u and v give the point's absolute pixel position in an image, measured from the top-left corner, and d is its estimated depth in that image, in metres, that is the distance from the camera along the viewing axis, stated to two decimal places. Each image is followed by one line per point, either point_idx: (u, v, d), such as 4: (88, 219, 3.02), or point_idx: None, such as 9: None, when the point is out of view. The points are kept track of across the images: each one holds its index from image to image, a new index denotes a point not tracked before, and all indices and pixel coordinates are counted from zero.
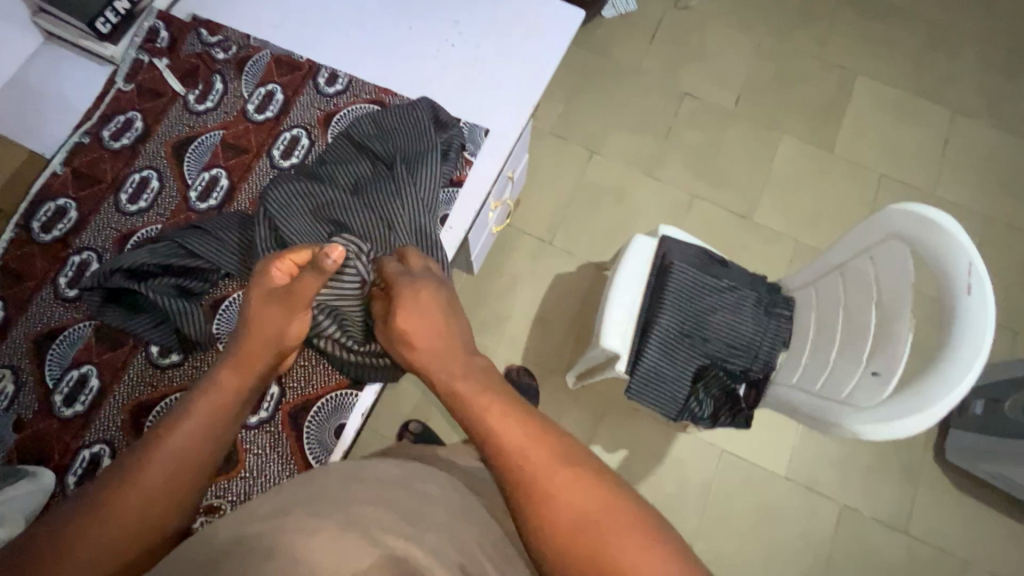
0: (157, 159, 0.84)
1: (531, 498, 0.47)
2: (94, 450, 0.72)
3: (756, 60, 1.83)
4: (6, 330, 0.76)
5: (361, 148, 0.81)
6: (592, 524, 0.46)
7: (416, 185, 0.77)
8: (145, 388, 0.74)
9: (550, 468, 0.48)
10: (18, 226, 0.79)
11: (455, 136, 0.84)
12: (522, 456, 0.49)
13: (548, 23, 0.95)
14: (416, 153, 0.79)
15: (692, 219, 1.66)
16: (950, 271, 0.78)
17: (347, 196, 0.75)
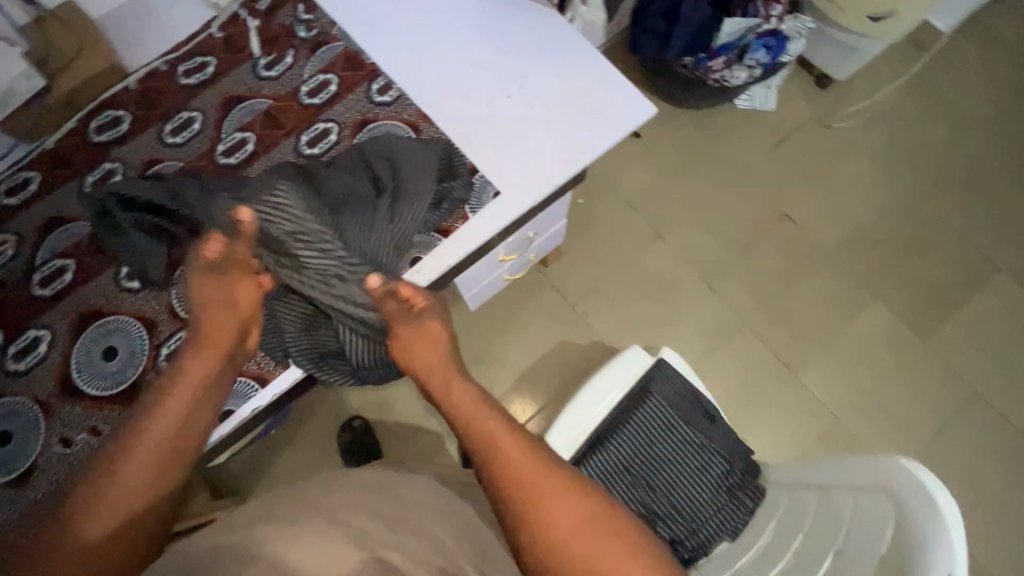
0: (208, 105, 0.91)
1: (534, 514, 0.57)
2: (38, 333, 0.80)
3: (882, 210, 1.61)
4: (31, 204, 0.87)
5: (365, 165, 0.82)
6: (579, 525, 0.57)
7: (391, 221, 0.78)
8: (101, 300, 0.81)
9: (541, 484, 0.59)
10: (79, 121, 0.89)
11: (456, 189, 0.83)
12: (527, 487, 0.59)
13: (611, 108, 0.90)
14: (408, 191, 0.79)
15: (729, 346, 1.51)
16: (918, 569, 0.61)
17: (321, 213, 0.77)
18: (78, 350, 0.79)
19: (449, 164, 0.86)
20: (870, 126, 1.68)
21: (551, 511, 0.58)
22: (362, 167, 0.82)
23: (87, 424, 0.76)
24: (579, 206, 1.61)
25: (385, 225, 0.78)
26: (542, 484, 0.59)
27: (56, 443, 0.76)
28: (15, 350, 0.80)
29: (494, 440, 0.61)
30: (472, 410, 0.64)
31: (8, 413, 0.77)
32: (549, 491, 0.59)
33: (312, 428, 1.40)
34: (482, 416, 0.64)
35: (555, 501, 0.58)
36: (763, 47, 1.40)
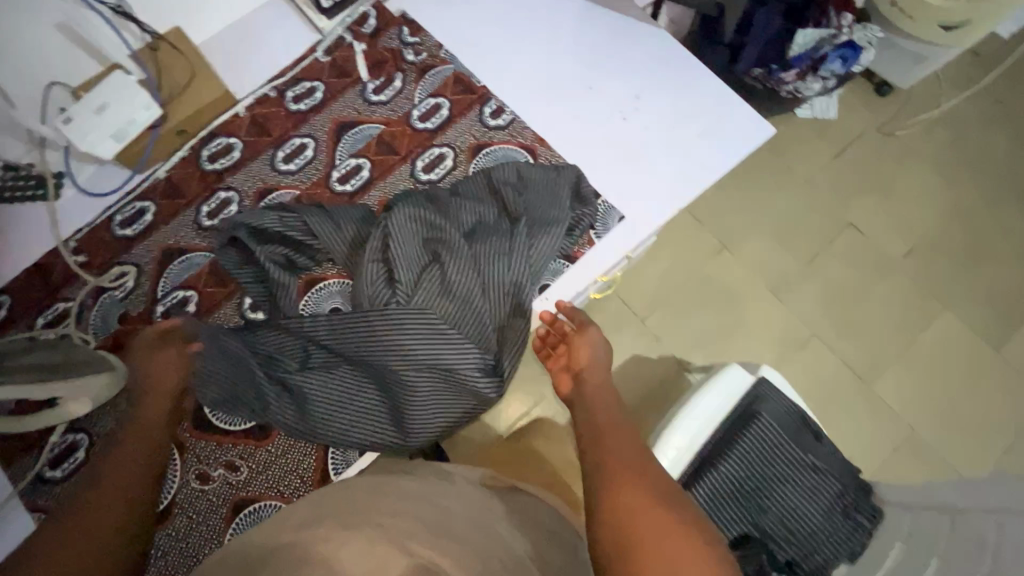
0: (319, 131, 0.90)
1: (609, 493, 0.55)
2: None
3: (948, 218, 1.60)
4: (148, 233, 0.86)
5: (494, 192, 0.81)
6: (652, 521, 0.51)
7: (529, 249, 0.77)
8: None
9: (628, 473, 0.56)
10: (191, 149, 0.89)
11: (586, 215, 0.81)
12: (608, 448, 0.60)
13: (728, 129, 0.89)
14: (543, 219, 0.78)
15: (801, 358, 1.50)
16: None
17: (459, 239, 0.77)
18: None
19: (576, 189, 0.83)
20: (933, 134, 1.67)
21: (625, 500, 0.54)
22: (487, 198, 0.80)
23: (223, 460, 0.75)
24: None
25: (517, 256, 0.76)
26: (628, 473, 0.56)
27: (193, 480, 0.75)
28: None
29: (609, 426, 0.64)
30: (597, 404, 0.68)
31: None
32: (631, 482, 0.55)
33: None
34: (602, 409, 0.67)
35: (629, 493, 0.54)
36: (839, 58, 1.38)
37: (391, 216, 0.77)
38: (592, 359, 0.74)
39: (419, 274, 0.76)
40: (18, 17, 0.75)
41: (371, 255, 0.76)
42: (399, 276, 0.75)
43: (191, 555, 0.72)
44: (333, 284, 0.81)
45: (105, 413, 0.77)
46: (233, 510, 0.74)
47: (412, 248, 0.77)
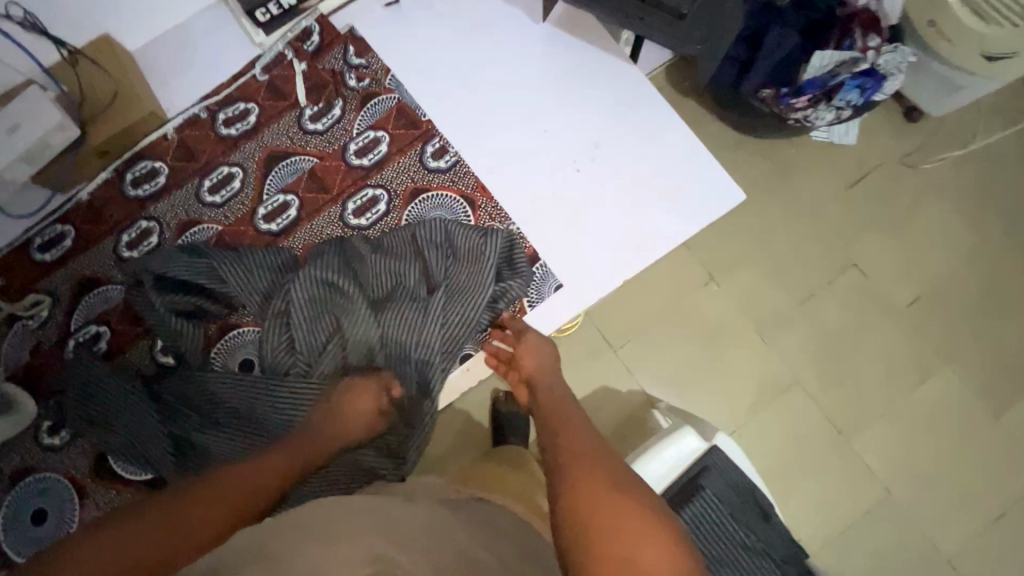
0: (249, 161, 0.84)
1: (572, 488, 0.54)
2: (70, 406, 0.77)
3: (963, 265, 1.47)
4: (65, 260, 0.82)
5: (417, 252, 0.74)
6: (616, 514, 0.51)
7: (442, 323, 0.72)
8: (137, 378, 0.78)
9: (588, 471, 0.55)
10: (115, 172, 0.84)
11: (510, 288, 0.75)
12: (573, 454, 0.58)
13: (691, 191, 0.80)
14: (462, 290, 0.73)
15: (779, 405, 1.42)
16: None
17: (365, 310, 0.72)
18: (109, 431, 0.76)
19: (509, 254, 0.76)
20: (960, 169, 1.51)
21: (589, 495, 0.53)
22: (407, 258, 0.74)
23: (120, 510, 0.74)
24: None
25: (428, 331, 0.71)
26: (591, 467, 0.55)
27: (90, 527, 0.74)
28: (48, 424, 0.77)
29: (568, 429, 0.62)
30: (551, 406, 0.66)
31: (43, 491, 0.75)
32: (593, 475, 0.55)
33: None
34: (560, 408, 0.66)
35: (591, 487, 0.53)
36: (857, 88, 1.22)
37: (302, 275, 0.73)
38: (542, 361, 0.72)
39: (323, 343, 0.72)
40: None
41: (278, 313, 0.73)
42: (303, 341, 0.72)
43: None
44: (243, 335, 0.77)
45: (8, 450, 0.76)
46: None
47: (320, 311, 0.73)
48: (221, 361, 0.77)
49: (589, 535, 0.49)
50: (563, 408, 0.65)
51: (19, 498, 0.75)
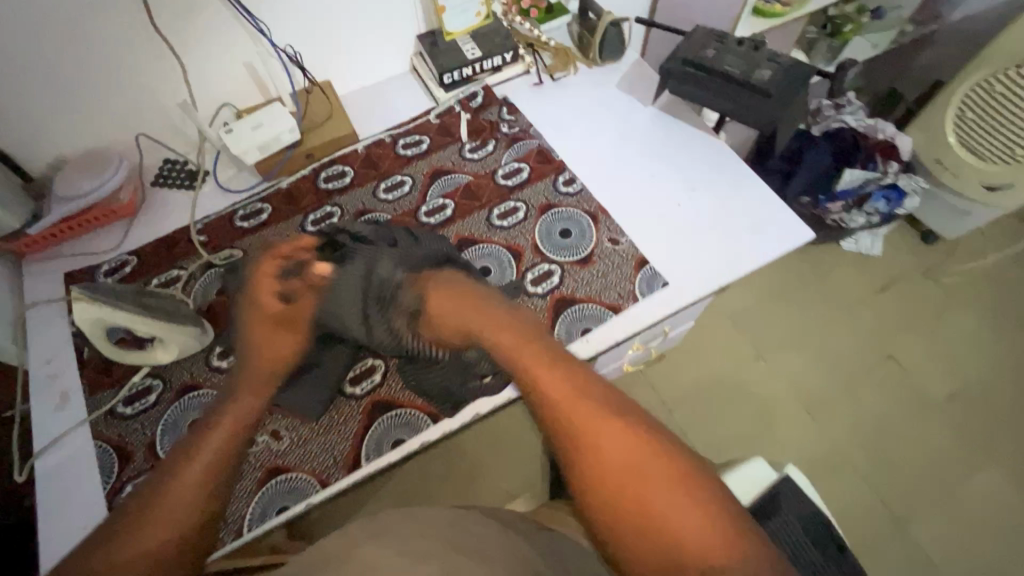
0: (418, 174, 1.07)
1: (588, 464, 0.54)
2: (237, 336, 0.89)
3: (995, 370, 1.59)
4: (259, 228, 1.02)
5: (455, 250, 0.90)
6: (642, 476, 0.52)
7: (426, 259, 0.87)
8: None
9: (588, 422, 0.56)
10: (312, 170, 1.07)
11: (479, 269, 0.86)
12: (559, 416, 0.57)
13: (772, 228, 0.99)
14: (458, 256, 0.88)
15: (832, 482, 1.44)
16: None
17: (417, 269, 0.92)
18: None
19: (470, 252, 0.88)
20: (978, 287, 1.71)
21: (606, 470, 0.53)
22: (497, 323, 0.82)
23: (269, 427, 0.83)
24: None
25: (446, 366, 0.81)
26: (590, 416, 0.56)
27: None
28: (219, 349, 0.89)
29: (540, 381, 0.60)
30: (514, 343, 0.64)
31: (203, 404, 0.84)
32: (615, 439, 0.54)
33: (397, 485, 1.41)
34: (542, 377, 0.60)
35: (604, 442, 0.54)
36: (883, 199, 1.53)
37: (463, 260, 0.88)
38: (464, 306, 0.71)
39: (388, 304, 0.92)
40: (213, 46, 0.97)
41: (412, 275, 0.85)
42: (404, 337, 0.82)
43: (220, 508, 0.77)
44: None
45: (183, 366, 0.87)
46: (268, 475, 0.80)
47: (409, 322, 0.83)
48: None
49: (619, 498, 0.51)
50: (518, 343, 0.64)
51: (182, 407, 0.84)
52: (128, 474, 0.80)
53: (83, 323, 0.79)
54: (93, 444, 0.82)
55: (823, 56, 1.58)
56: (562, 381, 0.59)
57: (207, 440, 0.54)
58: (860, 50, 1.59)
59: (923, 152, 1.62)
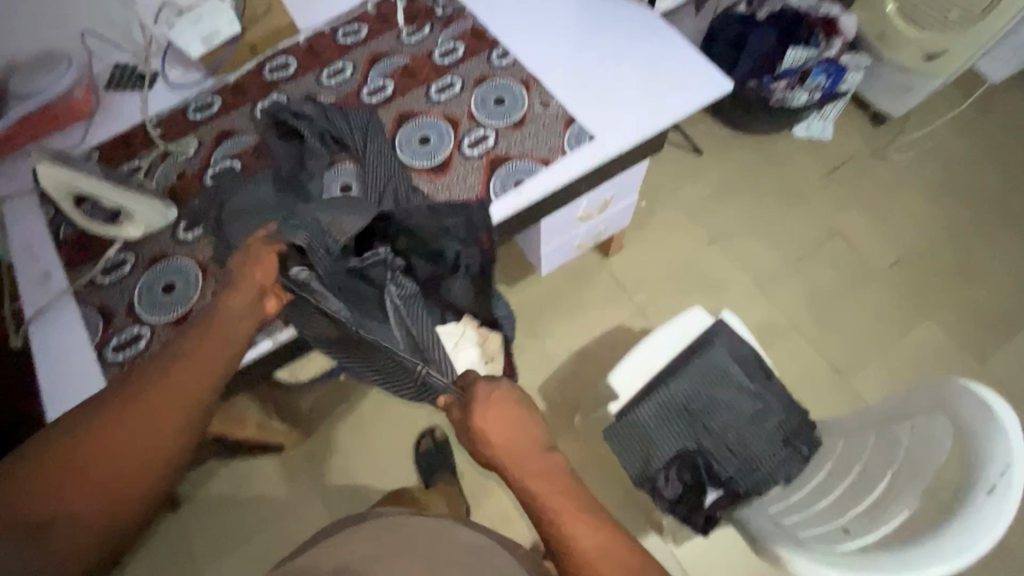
0: (358, 59, 1.12)
1: (559, 542, 0.60)
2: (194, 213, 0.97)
3: (937, 237, 1.67)
4: (211, 119, 1.07)
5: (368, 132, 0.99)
6: (608, 563, 0.58)
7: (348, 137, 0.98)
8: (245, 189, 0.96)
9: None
10: (257, 63, 1.12)
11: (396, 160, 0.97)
12: (590, 562, 0.57)
13: (693, 81, 1.05)
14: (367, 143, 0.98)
15: (781, 346, 1.55)
16: (981, 468, 0.67)
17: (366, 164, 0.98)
18: (218, 229, 0.94)
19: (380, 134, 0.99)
20: (924, 162, 1.77)
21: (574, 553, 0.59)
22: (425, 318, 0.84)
23: None
24: (641, 207, 1.74)
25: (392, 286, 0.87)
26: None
27: (209, 296, 0.91)
28: (184, 225, 0.97)
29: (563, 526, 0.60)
30: (539, 482, 0.63)
31: (174, 270, 0.93)
32: None
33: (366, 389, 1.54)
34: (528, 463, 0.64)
35: None
36: (823, 73, 1.57)
37: (406, 183, 0.95)
38: (502, 424, 0.67)
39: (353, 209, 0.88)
40: None
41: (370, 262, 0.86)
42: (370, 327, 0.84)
43: None
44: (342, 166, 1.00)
45: (151, 241, 0.95)
46: None
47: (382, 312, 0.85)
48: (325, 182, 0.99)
49: None
50: (538, 487, 0.62)
51: (154, 274, 0.93)
52: (112, 331, 0.89)
53: (54, 190, 0.89)
54: (78, 310, 0.91)
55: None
56: (541, 466, 0.64)
57: (125, 434, 0.61)
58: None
59: (866, 30, 1.64)
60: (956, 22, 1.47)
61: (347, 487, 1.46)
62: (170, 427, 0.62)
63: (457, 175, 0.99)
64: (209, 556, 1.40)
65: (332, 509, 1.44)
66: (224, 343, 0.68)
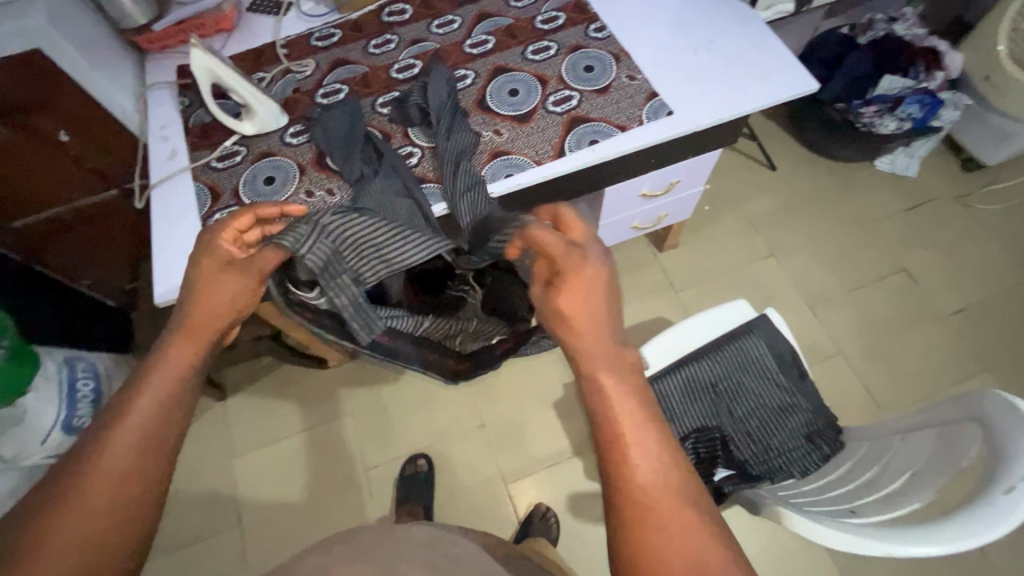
0: (467, 15, 1.22)
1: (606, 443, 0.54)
2: (297, 125, 1.10)
3: (1012, 291, 1.60)
4: (330, 49, 1.20)
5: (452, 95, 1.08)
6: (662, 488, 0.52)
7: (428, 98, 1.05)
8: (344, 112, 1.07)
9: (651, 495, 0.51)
10: (378, 7, 1.24)
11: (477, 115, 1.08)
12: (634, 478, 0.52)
13: (781, 77, 1.09)
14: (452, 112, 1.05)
15: (823, 369, 1.53)
16: (1005, 468, 0.66)
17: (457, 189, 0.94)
18: (319, 138, 1.05)
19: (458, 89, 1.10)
20: (1011, 215, 1.70)
21: (657, 511, 0.51)
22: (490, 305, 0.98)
23: (326, 186, 1.03)
24: (703, 210, 1.76)
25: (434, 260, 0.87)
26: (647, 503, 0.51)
27: (303, 193, 1.02)
28: (293, 132, 1.09)
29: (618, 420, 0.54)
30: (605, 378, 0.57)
31: (277, 167, 1.05)
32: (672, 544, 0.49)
33: None
34: (628, 407, 0.55)
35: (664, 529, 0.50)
36: (917, 103, 1.54)
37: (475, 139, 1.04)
38: (585, 311, 0.60)
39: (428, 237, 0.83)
40: None
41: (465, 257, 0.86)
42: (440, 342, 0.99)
43: None
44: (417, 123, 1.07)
45: (262, 139, 1.09)
46: None
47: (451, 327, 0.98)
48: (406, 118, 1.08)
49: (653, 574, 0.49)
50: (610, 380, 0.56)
51: (260, 167, 1.06)
52: (217, 207, 1.02)
53: (198, 74, 1.01)
54: (193, 185, 1.05)
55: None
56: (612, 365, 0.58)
57: (62, 543, 0.47)
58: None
59: (973, 69, 1.60)
60: None
61: (376, 413, 1.56)
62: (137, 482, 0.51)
63: (537, 127, 1.06)
64: (243, 446, 1.53)
65: (359, 432, 1.54)
66: (167, 400, 0.55)
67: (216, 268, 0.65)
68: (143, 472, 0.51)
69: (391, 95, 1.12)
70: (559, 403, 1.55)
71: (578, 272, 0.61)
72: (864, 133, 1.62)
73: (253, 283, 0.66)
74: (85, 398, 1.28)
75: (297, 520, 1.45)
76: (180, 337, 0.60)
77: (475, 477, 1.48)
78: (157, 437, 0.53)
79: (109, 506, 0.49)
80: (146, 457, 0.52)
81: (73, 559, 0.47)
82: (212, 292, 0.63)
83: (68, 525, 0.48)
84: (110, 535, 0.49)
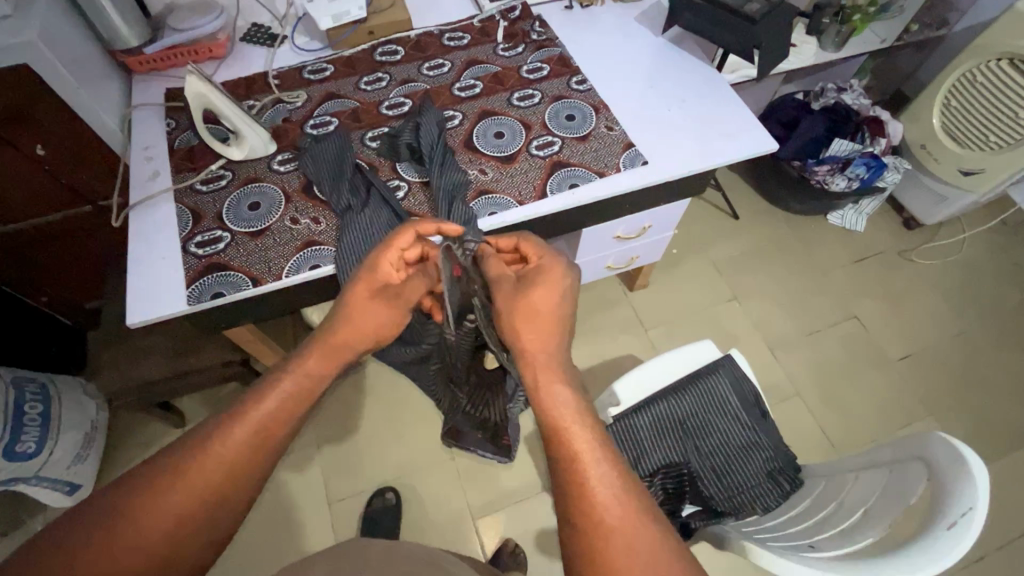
0: (456, 60, 1.28)
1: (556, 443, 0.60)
2: (285, 154, 1.12)
3: (951, 340, 1.73)
4: (322, 82, 1.24)
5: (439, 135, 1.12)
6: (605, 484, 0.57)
7: (419, 138, 1.10)
8: (333, 143, 1.10)
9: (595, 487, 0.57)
10: (371, 47, 1.30)
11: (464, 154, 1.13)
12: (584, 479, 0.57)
13: (746, 136, 1.18)
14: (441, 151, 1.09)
15: (782, 410, 1.60)
16: (949, 504, 0.71)
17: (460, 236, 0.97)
18: (309, 170, 1.07)
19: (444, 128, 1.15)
20: (949, 271, 1.85)
21: (606, 515, 0.55)
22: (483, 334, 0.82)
23: (311, 215, 1.04)
24: (671, 253, 1.85)
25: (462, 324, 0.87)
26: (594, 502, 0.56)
27: (287, 219, 1.04)
28: (280, 160, 1.11)
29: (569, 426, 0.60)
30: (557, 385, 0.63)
31: (262, 193, 1.07)
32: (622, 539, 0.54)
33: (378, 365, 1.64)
34: (577, 420, 0.61)
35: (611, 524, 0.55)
36: (864, 165, 1.67)
37: (462, 178, 1.08)
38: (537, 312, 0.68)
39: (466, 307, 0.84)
40: None
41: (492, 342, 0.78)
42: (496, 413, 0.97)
43: (265, 264, 0.99)
44: (406, 159, 1.11)
45: (250, 164, 1.10)
46: (304, 245, 1.01)
47: (484, 398, 0.95)
48: (397, 155, 1.11)
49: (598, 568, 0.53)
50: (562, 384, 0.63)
51: (244, 192, 1.06)
52: (198, 229, 1.02)
53: (191, 99, 1.02)
54: (175, 207, 1.04)
55: (831, 41, 1.59)
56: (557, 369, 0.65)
57: (186, 490, 0.56)
58: (867, 43, 1.63)
59: (911, 138, 1.77)
60: (994, 146, 1.56)
61: (343, 444, 1.53)
62: (234, 475, 0.58)
63: (521, 168, 1.12)
64: None
65: (324, 463, 1.50)
66: (286, 400, 0.63)
67: (369, 292, 0.73)
68: (240, 469, 0.58)
69: (380, 130, 1.16)
70: (531, 438, 1.56)
71: (540, 278, 0.71)
72: (817, 189, 1.75)
73: (392, 313, 0.74)
74: (32, 422, 1.21)
75: (252, 556, 1.38)
76: (323, 351, 0.68)
77: (443, 512, 1.46)
78: (279, 434, 0.61)
79: (205, 495, 0.56)
80: (246, 455, 0.59)
81: (193, 509, 0.56)
82: (361, 317, 0.72)
83: (163, 508, 0.54)
84: (229, 489, 0.58)
